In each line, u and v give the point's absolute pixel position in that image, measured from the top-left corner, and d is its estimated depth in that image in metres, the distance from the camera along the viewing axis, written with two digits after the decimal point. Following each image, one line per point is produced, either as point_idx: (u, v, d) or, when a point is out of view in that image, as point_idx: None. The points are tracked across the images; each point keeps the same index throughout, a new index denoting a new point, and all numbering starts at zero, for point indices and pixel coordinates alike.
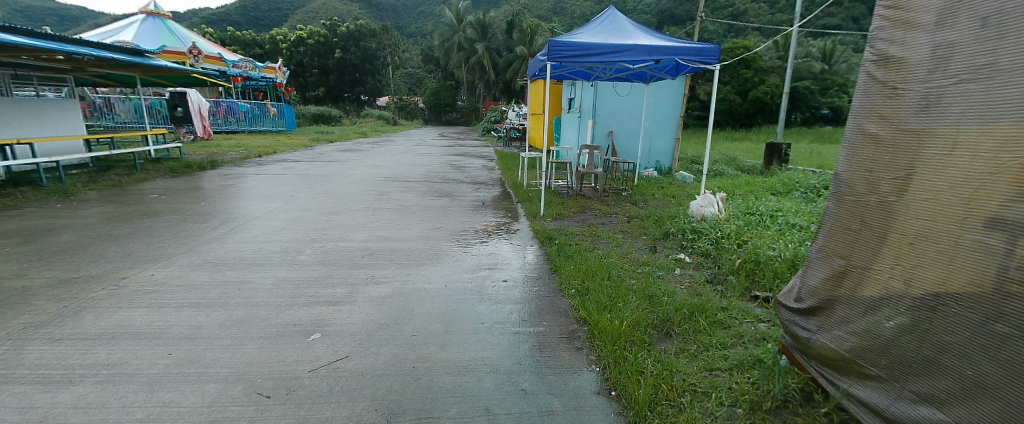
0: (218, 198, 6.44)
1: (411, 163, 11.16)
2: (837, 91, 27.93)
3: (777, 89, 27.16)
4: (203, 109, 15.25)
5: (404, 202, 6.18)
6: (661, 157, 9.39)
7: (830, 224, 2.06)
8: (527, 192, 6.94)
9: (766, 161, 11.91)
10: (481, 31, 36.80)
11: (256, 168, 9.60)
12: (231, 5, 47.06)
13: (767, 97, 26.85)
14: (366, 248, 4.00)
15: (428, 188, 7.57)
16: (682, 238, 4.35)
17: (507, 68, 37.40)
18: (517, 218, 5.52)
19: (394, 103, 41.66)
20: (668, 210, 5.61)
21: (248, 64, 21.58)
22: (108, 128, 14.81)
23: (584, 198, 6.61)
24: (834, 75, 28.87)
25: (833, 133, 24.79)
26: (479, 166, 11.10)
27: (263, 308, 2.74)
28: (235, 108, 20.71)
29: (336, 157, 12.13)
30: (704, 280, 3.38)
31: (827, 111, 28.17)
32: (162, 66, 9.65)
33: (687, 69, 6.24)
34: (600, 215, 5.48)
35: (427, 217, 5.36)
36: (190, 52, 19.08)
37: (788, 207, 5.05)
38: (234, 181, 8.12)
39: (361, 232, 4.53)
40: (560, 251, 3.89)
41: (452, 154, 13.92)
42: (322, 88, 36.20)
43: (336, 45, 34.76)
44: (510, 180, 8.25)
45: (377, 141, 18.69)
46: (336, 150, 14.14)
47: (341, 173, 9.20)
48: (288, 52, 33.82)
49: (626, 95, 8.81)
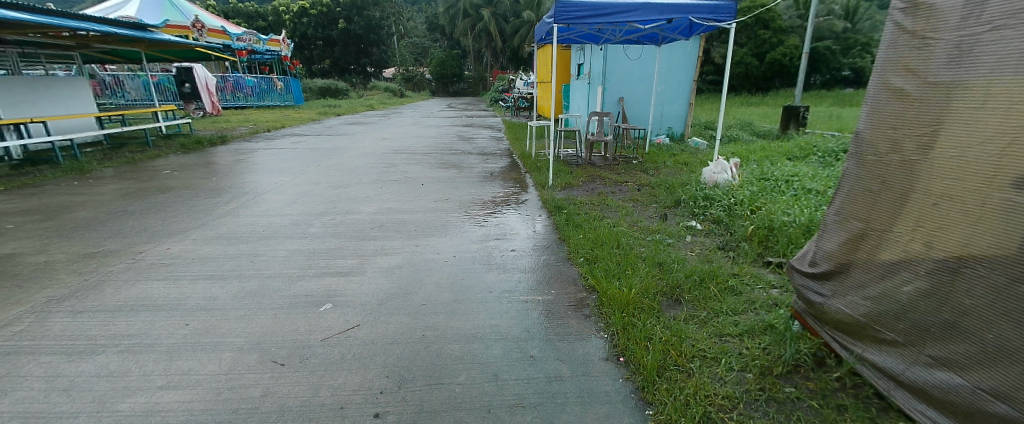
0: (230, 173, 6.50)
1: (419, 135, 11.08)
2: (859, 51, 26.77)
3: (796, 50, 26.13)
4: (210, 85, 15.13)
5: (413, 174, 6.17)
6: (673, 123, 9.16)
7: (848, 187, 1.98)
8: (536, 162, 6.86)
9: (782, 125, 11.58)
10: None
11: (265, 143, 9.62)
12: None
13: (785, 59, 25.89)
14: (375, 220, 4.02)
15: (436, 160, 7.53)
16: (694, 205, 4.28)
17: (515, 35, 36.50)
18: (526, 188, 5.48)
19: (401, 75, 41.11)
20: (680, 178, 5.50)
21: (252, 37, 21.36)
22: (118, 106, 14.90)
23: (594, 167, 6.52)
24: (857, 34, 27.63)
25: (853, 95, 23.94)
26: (487, 136, 10.99)
27: (276, 280, 2.77)
28: (242, 83, 20.65)
29: (344, 131, 12.09)
30: (715, 247, 3.33)
31: (848, 72, 27.13)
32: (166, 40, 9.56)
33: (701, 29, 5.98)
34: (609, 184, 5.40)
35: (436, 189, 5.35)
36: (194, 26, 18.96)
37: (804, 172, 4.91)
38: (244, 156, 8.16)
39: (370, 205, 4.54)
40: (568, 220, 3.87)
41: (460, 125, 13.78)
42: (327, 61, 35.81)
43: (340, 15, 34.18)
44: (518, 150, 8.14)
45: (385, 113, 18.57)
46: (344, 123, 14.10)
47: (349, 146, 9.18)
48: (292, 24, 33.37)
49: (636, 59, 8.57)
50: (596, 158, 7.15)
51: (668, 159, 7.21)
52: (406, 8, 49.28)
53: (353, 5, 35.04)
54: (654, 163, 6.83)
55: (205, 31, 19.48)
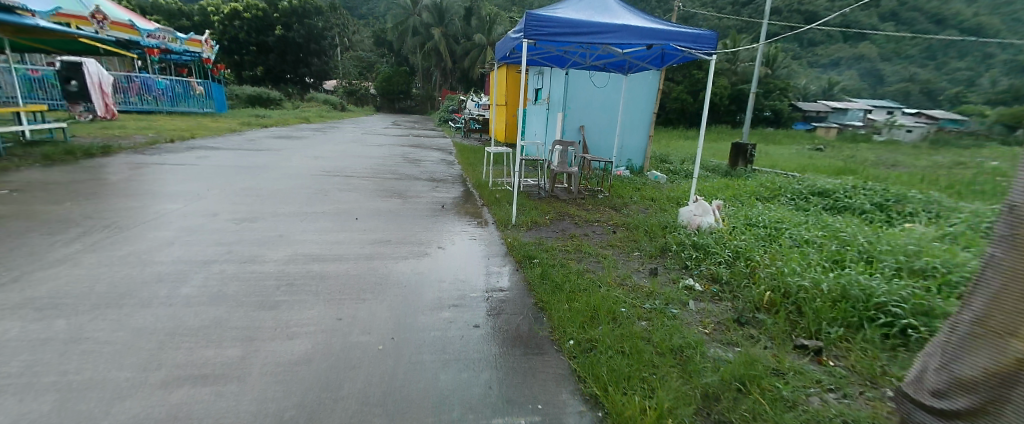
0: (101, 194, 5.10)
1: (359, 155, 9.95)
2: (779, 94, 29.15)
3: (727, 90, 27.89)
4: (104, 83, 13.17)
5: (348, 204, 5.14)
6: (633, 155, 8.78)
7: (997, 286, 1.37)
8: (493, 194, 6.11)
9: (732, 162, 11.71)
10: (437, 16, 35.34)
11: (165, 158, 8.10)
12: None
13: (718, 98, 27.55)
14: (284, 274, 2.97)
15: (377, 186, 6.54)
16: (685, 255, 3.61)
17: (464, 56, 36.29)
18: (484, 225, 4.62)
19: (342, 88, 39.32)
20: (655, 218, 4.94)
21: (166, 34, 19.23)
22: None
23: (558, 201, 5.83)
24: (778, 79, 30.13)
25: (780, 134, 25.77)
26: (435, 159, 10.08)
27: (92, 396, 1.71)
28: (152, 84, 18.38)
29: (270, 145, 10.71)
30: (730, 319, 2.61)
31: (770, 113, 29.41)
32: (41, 26, 7.91)
33: (674, 60, 5.61)
34: (580, 223, 4.68)
35: (373, 224, 4.37)
36: (94, 17, 16.56)
37: (791, 219, 4.49)
38: (132, 172, 6.69)
39: (282, 249, 3.47)
40: (544, 277, 3.04)
41: (404, 145, 12.79)
42: (261, 68, 33.44)
43: (278, 21, 32.28)
44: (472, 178, 7.34)
45: (322, 127, 17.14)
46: (272, 137, 12.60)
47: (272, 165, 7.94)
48: (220, 26, 30.80)
49: (598, 86, 8.19)
50: (559, 190, 6.51)
51: (634, 194, 6.73)
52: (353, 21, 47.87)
53: (292, 12, 32.98)
54: (620, 199, 6.30)
55: (106, 24, 17.09)
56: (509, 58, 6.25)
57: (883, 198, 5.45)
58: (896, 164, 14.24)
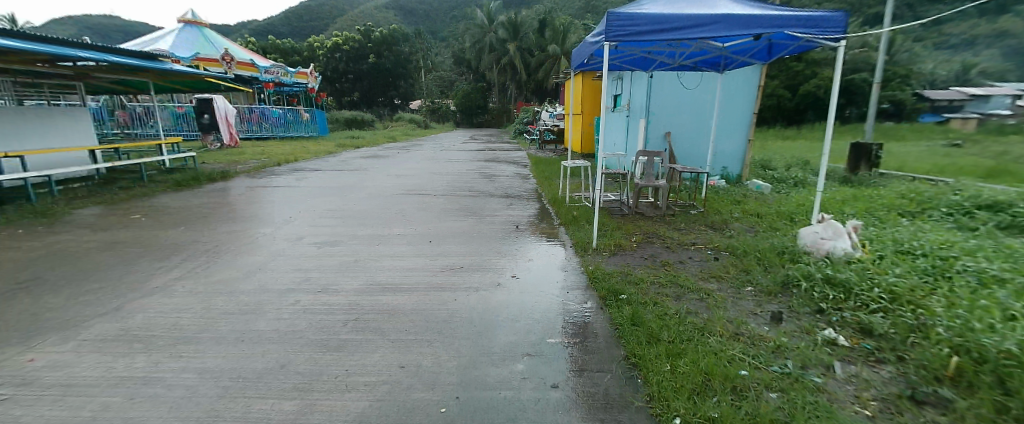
0: (210, 218, 5.56)
1: (438, 171, 10.12)
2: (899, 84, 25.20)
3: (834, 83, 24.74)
4: (229, 115, 14.97)
5: (423, 226, 5.05)
6: (730, 163, 7.82)
7: None
8: (570, 212, 5.66)
9: (851, 165, 10.09)
10: (513, 31, 36.00)
11: (269, 180, 8.86)
12: (276, 19, 49.84)
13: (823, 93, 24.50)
14: (353, 307, 2.83)
15: (452, 204, 6.46)
16: (817, 295, 2.99)
17: (540, 68, 36.44)
18: (561, 249, 4.23)
19: (425, 107, 41.46)
20: (764, 241, 4.19)
21: (279, 69, 21.53)
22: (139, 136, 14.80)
23: (643, 219, 5.26)
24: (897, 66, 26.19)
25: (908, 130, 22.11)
26: (511, 174, 9.91)
27: None
28: (268, 113, 20.67)
29: (358, 165, 11.35)
30: (898, 394, 2.06)
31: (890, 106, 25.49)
32: (175, 70, 9.12)
33: (783, 51, 4.82)
34: (673, 247, 4.10)
35: (445, 248, 4.17)
36: (223, 59, 19.04)
37: (956, 245, 3.53)
38: (239, 195, 7.34)
39: (356, 276, 3.38)
40: (637, 322, 2.61)
41: (482, 160, 12.86)
42: (356, 93, 36.47)
43: (370, 50, 35.10)
44: (549, 193, 6.97)
45: (406, 145, 18.02)
46: (360, 157, 13.38)
47: (358, 184, 8.30)
48: (324, 59, 33.70)
49: (686, 87, 7.46)
50: (643, 205, 5.91)
51: (733, 209, 5.90)
52: (436, 44, 50.65)
53: (383, 40, 35.67)
54: (715, 215, 5.53)
55: (234, 64, 19.56)
56: (587, 65, 5.86)
57: None
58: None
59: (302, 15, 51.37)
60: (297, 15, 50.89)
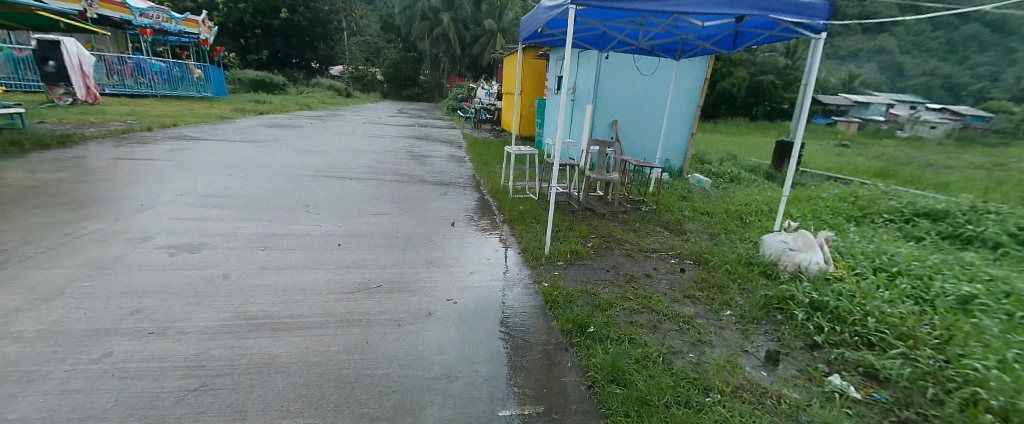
0: (25, 201, 4.12)
1: (358, 148, 8.91)
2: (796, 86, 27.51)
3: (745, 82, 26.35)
4: (85, 64, 12.41)
5: (331, 220, 4.04)
6: (673, 155, 7.66)
7: None
8: (515, 206, 4.95)
9: (776, 162, 10.77)
10: (447, 0, 34.05)
11: (134, 150, 7.15)
12: None
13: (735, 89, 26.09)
14: (201, 364, 1.90)
15: (373, 190, 5.47)
16: (810, 324, 2.53)
17: (474, 43, 34.85)
18: (508, 256, 3.45)
19: (348, 74, 38.11)
20: (729, 249, 3.78)
21: (160, 13, 18.31)
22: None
23: (597, 218, 4.69)
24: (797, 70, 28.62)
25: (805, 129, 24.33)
26: (442, 155, 8.98)
27: None
28: (146, 67, 17.38)
29: (260, 136, 9.73)
30: None
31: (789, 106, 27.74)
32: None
33: (754, 39, 4.42)
34: (635, 255, 3.53)
35: (363, 254, 3.24)
36: None
37: (923, 261, 3.34)
38: (85, 168, 5.74)
39: (221, 303, 2.40)
40: (615, 377, 1.95)
41: (409, 136, 11.72)
42: (266, 52, 32.47)
43: (284, 4, 31.26)
44: (488, 183, 6.21)
45: (322, 115, 16.13)
46: (264, 126, 11.55)
47: (255, 160, 6.94)
48: (225, 9, 29.03)
49: (636, 69, 7.11)
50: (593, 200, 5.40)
51: (684, 206, 5.61)
52: (362, 6, 46.80)
53: None
54: (667, 213, 5.18)
55: (96, 1, 16.12)
56: (537, 36, 5.12)
57: (1017, 225, 4.07)
58: (933, 164, 13.16)
59: None
60: None
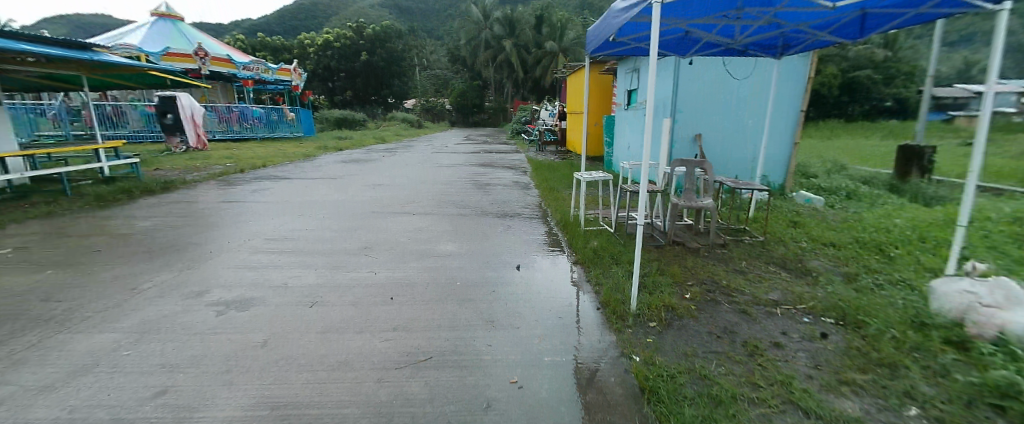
0: (113, 248, 4.31)
1: (423, 179, 8.83)
2: (905, 80, 24.04)
3: (836, 79, 24.26)
4: (196, 115, 13.79)
5: (388, 265, 3.69)
6: (773, 170, 6.81)
7: None
8: (588, 241, 4.37)
9: (899, 171, 9.10)
10: (509, 27, 34.77)
11: (223, 192, 7.62)
12: (272, 17, 49.21)
13: (826, 89, 24.02)
14: None
15: (435, 226, 5.14)
16: None
17: (536, 66, 34.95)
18: (588, 310, 2.92)
19: (420, 106, 39.97)
20: (877, 303, 3.04)
21: (260, 65, 20.20)
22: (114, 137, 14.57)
23: (690, 255, 4.02)
24: (902, 63, 25.13)
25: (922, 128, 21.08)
26: (507, 182, 8.59)
27: None
28: (248, 114, 19.24)
29: (335, 171, 10.11)
30: None
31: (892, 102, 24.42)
32: (115, 62, 7.79)
33: (891, 22, 3.62)
34: (751, 312, 2.91)
35: (418, 308, 2.87)
36: (196, 54, 17.79)
37: None
38: (176, 212, 6.10)
39: (249, 383, 2.05)
40: None
41: (475, 163, 11.61)
42: (349, 92, 35.23)
43: (363, 47, 33.88)
44: (556, 212, 5.68)
45: (395, 146, 16.76)
46: (340, 162, 12.06)
47: (326, 196, 7.05)
48: (315, 57, 32.82)
49: (721, 80, 6.45)
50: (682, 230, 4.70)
51: (796, 236, 4.75)
52: (432, 42, 49.52)
53: (376, 37, 34.50)
54: (776, 246, 4.38)
55: (208, 60, 18.17)
56: (607, 45, 4.66)
57: None
58: None
59: (298, 13, 50.73)
60: (293, 13, 50.39)
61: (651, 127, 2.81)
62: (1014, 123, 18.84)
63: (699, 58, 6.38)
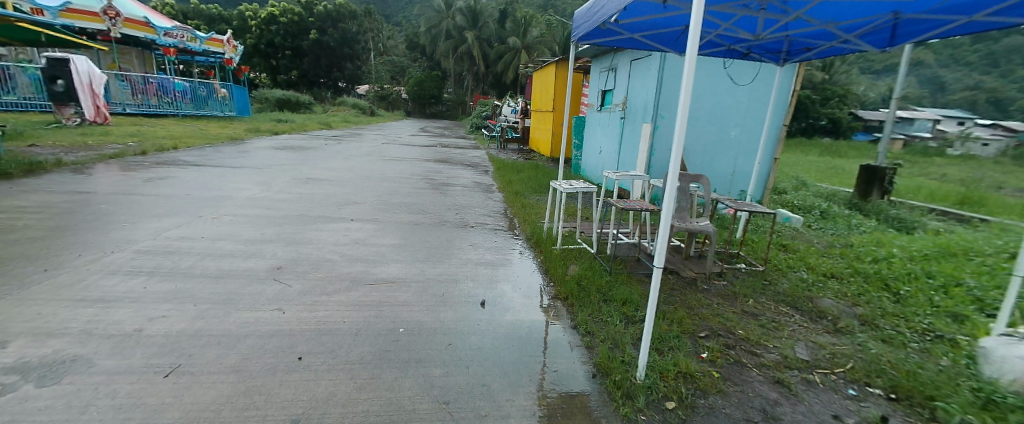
0: None
1: (367, 175, 7.79)
2: (839, 103, 25.65)
3: None
4: (94, 83, 12.06)
5: (302, 301, 2.79)
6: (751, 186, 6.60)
7: None
8: (565, 266, 3.63)
9: (861, 191, 9.06)
10: (471, 18, 33.61)
11: (114, 180, 6.29)
12: None
13: None
14: None
15: (376, 236, 4.22)
16: None
17: (498, 61, 34.26)
18: (577, 379, 2.14)
19: (373, 92, 37.87)
20: (924, 368, 2.47)
21: (186, 33, 17.93)
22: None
23: (688, 288, 3.36)
24: (839, 86, 26.74)
25: (856, 147, 22.37)
26: (465, 182, 7.74)
27: None
28: (169, 86, 17.04)
29: (264, 160, 8.85)
30: None
31: (826, 122, 25.52)
32: None
33: (927, 33, 3.30)
34: (788, 382, 2.22)
35: (331, 378, 2.00)
36: (104, 13, 15.41)
37: None
38: (35, 203, 4.81)
39: None
40: None
41: (428, 159, 10.66)
42: (295, 72, 32.50)
43: (313, 26, 31.65)
44: (524, 226, 4.92)
45: (341, 134, 15.39)
46: (274, 148, 10.67)
47: (244, 191, 5.93)
48: (257, 30, 30.05)
49: (707, 86, 6.07)
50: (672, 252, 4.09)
51: (794, 263, 4.22)
52: (389, 27, 47.43)
53: (328, 16, 32.36)
54: (778, 277, 3.78)
55: (121, 21, 15.93)
56: (595, 32, 4.01)
57: None
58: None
59: None
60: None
61: (683, 131, 2.09)
62: (929, 147, 20.48)
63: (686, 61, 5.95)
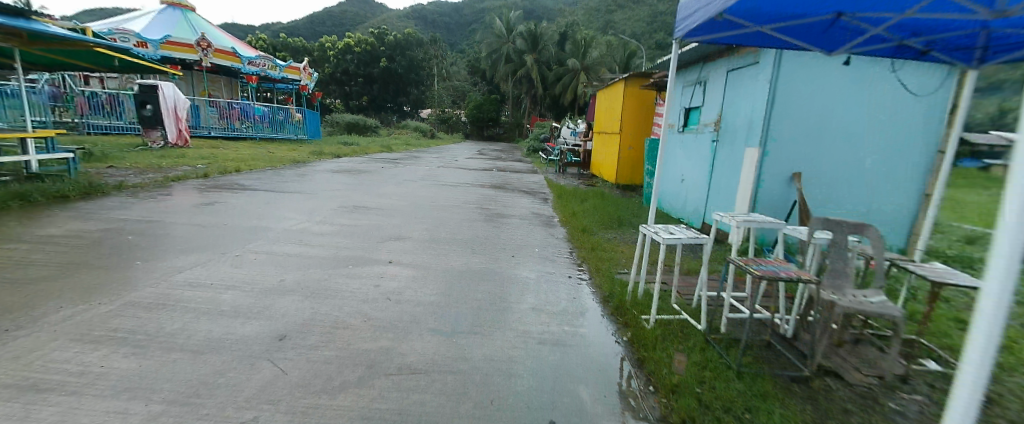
0: None
1: (417, 202, 7.09)
2: None
3: None
4: (179, 107, 12.63)
5: (291, 404, 1.94)
6: (888, 226, 5.17)
7: None
8: (663, 359, 2.55)
9: None
10: (532, 42, 33.53)
11: (163, 203, 6.04)
12: (301, 21, 49.57)
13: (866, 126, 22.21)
14: None
15: (412, 289, 3.37)
16: None
17: (557, 84, 33.73)
18: None
19: (434, 116, 38.78)
20: None
21: (267, 61, 18.95)
22: (96, 129, 14.26)
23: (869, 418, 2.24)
24: None
25: None
26: (523, 213, 6.81)
27: None
28: (250, 111, 17.89)
29: (317, 183, 8.55)
30: None
31: None
32: (51, 32, 6.22)
33: None
34: None
35: None
36: (199, 45, 16.59)
37: None
38: (69, 229, 4.48)
39: None
40: None
41: (484, 184, 9.94)
42: (365, 98, 33.84)
43: (382, 53, 33.00)
44: (599, 275, 3.88)
45: (399, 157, 15.25)
46: (331, 171, 10.44)
47: (286, 219, 5.42)
48: (335, 60, 32.07)
49: (833, 100, 4.84)
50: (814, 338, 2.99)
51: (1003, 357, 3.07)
52: (452, 54, 48.82)
53: (396, 45, 33.68)
54: (997, 391, 2.62)
55: (212, 51, 17.08)
56: (710, 26, 3.01)
57: None
58: None
59: (325, 20, 50.99)
60: (321, 19, 50.58)
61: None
62: None
63: (808, 70, 4.76)
